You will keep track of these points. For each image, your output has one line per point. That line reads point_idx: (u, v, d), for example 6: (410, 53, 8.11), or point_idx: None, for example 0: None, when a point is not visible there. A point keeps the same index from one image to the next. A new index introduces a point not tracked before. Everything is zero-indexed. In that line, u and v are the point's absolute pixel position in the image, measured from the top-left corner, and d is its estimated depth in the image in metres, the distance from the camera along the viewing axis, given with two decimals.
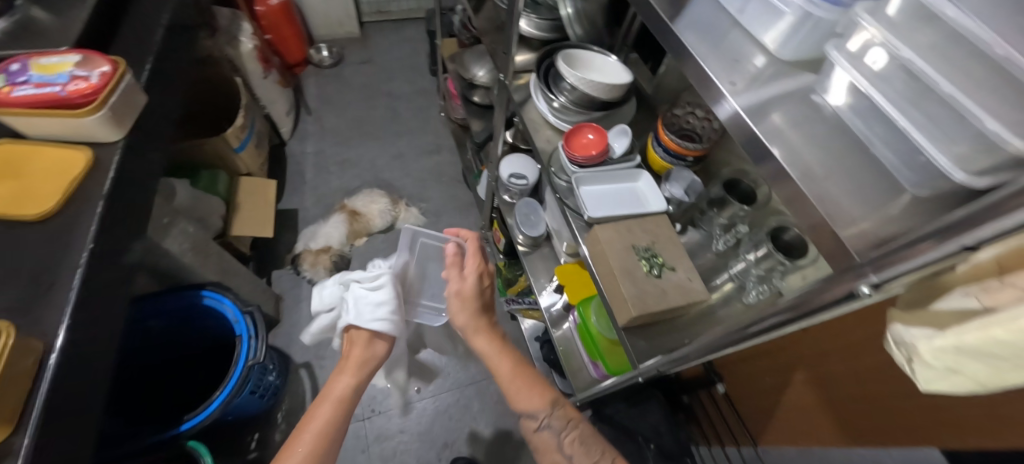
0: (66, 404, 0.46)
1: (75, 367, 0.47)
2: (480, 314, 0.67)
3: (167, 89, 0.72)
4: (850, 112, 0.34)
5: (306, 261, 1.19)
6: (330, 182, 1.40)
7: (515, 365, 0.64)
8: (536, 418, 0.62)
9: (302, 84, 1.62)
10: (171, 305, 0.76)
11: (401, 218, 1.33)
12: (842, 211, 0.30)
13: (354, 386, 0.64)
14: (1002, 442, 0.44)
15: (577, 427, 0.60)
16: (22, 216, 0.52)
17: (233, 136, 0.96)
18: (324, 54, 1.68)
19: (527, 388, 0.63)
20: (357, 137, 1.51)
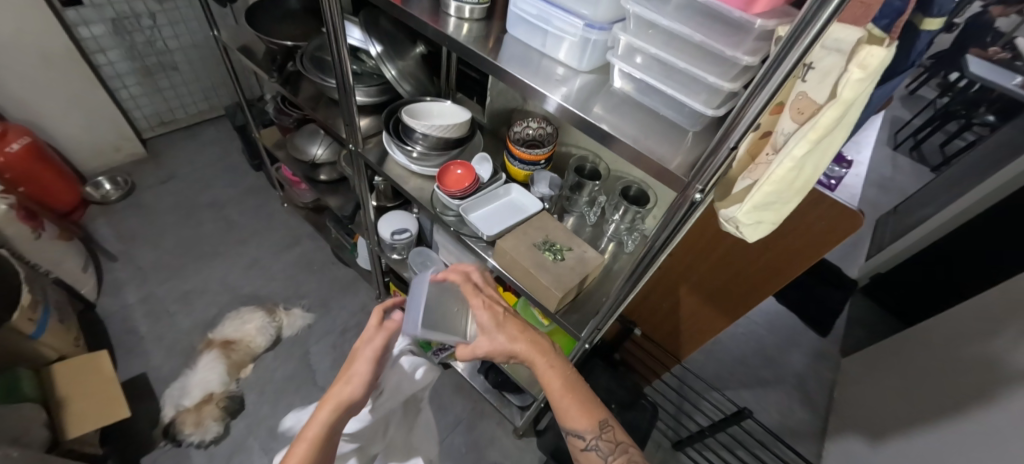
0: None
1: None
2: (520, 337, 0.58)
3: None
4: (637, 93, 0.49)
5: (187, 425, 0.99)
6: (178, 324, 1.17)
7: (565, 382, 0.55)
8: (583, 438, 0.53)
9: (89, 228, 1.31)
10: None
11: (286, 325, 1.20)
12: (662, 154, 0.43)
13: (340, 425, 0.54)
14: (807, 265, 0.71)
15: (624, 446, 0.52)
16: None
17: (26, 322, 0.76)
18: (107, 188, 1.41)
19: (575, 405, 0.54)
20: (191, 262, 1.30)
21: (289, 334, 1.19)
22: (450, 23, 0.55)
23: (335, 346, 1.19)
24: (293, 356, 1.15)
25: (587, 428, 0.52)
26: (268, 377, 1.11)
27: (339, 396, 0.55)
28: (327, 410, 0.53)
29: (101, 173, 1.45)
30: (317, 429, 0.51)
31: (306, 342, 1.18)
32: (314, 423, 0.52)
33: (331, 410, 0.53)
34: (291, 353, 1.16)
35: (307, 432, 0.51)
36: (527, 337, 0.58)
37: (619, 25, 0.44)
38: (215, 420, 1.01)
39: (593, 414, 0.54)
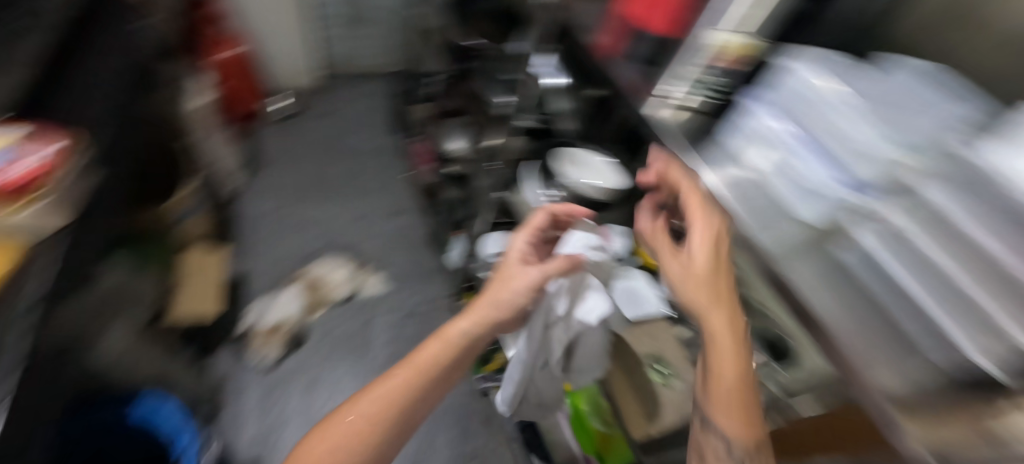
0: None
1: None
2: (720, 289, 0.43)
3: (103, 178, 0.68)
4: (880, 289, 0.35)
5: (256, 341, 1.10)
6: (282, 248, 1.29)
7: (738, 378, 0.39)
8: (719, 437, 0.39)
9: (258, 135, 1.54)
10: (107, 416, 0.75)
11: (364, 288, 1.24)
12: (859, 355, 0.33)
13: (481, 339, 0.56)
14: None
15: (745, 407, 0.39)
16: None
17: None
18: (282, 105, 1.62)
19: (732, 405, 0.39)
20: (315, 194, 1.43)
21: (363, 296, 1.23)
22: (664, 108, 0.56)
23: (393, 327, 1.19)
24: (357, 319, 1.19)
25: (736, 446, 0.38)
26: (330, 328, 1.16)
27: (484, 311, 0.56)
28: (466, 323, 0.55)
29: (286, 90, 1.68)
30: (456, 332, 0.54)
31: (372, 310, 1.21)
32: (454, 328, 0.55)
33: (478, 320, 0.55)
34: (356, 316, 1.19)
35: (447, 332, 0.54)
36: (722, 298, 0.42)
37: (895, 199, 0.36)
38: (277, 345, 1.10)
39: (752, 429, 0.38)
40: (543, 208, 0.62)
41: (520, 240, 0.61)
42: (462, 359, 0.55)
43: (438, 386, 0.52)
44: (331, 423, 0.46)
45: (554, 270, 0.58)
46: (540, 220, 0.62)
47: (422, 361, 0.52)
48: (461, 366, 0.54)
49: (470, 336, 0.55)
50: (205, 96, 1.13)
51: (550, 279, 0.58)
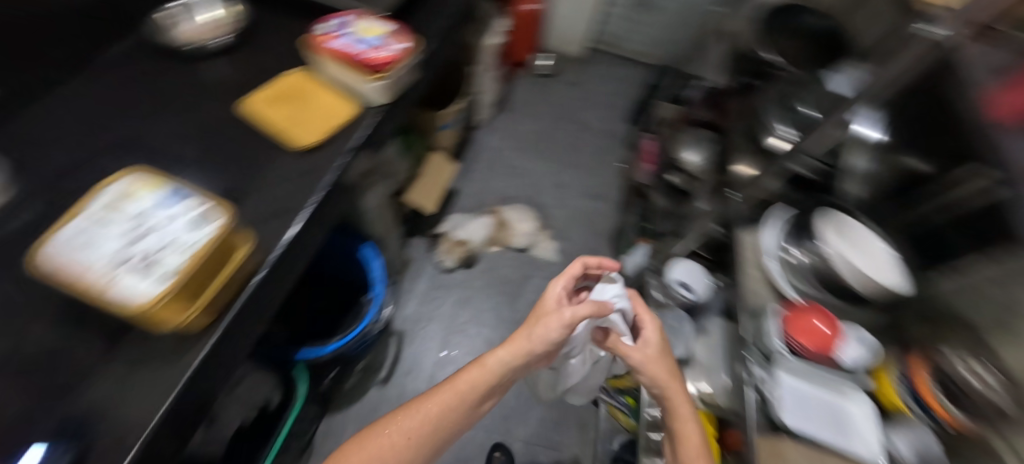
0: (264, 296, 0.61)
1: (265, 287, 0.60)
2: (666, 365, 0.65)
3: (419, 78, 0.85)
4: None
5: (443, 247, 1.28)
6: (492, 182, 1.45)
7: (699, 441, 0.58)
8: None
9: (515, 82, 1.73)
10: (347, 248, 0.97)
11: (538, 247, 1.33)
12: None
13: (512, 367, 0.63)
14: None
15: (686, 433, 0.60)
16: (291, 145, 0.67)
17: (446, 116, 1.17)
18: (544, 63, 1.77)
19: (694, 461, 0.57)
20: (535, 149, 1.55)
21: (534, 254, 1.32)
22: None
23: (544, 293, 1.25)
24: (520, 271, 1.28)
25: None
26: (497, 266, 1.29)
27: (523, 344, 0.63)
28: (500, 353, 0.63)
29: (552, 51, 1.83)
30: (492, 361, 0.63)
31: (534, 269, 1.29)
32: (491, 360, 0.63)
33: (509, 350, 0.63)
34: (520, 267, 1.29)
35: (484, 362, 0.63)
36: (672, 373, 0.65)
37: None
38: (455, 257, 1.27)
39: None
40: (576, 261, 0.72)
41: (558, 285, 0.69)
42: (496, 383, 0.63)
43: (468, 405, 0.62)
44: (373, 433, 0.58)
45: (585, 312, 0.63)
46: (575, 268, 0.73)
47: (455, 388, 0.62)
48: (493, 385, 0.63)
49: (502, 365, 0.63)
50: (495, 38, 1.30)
51: (580, 319, 0.63)
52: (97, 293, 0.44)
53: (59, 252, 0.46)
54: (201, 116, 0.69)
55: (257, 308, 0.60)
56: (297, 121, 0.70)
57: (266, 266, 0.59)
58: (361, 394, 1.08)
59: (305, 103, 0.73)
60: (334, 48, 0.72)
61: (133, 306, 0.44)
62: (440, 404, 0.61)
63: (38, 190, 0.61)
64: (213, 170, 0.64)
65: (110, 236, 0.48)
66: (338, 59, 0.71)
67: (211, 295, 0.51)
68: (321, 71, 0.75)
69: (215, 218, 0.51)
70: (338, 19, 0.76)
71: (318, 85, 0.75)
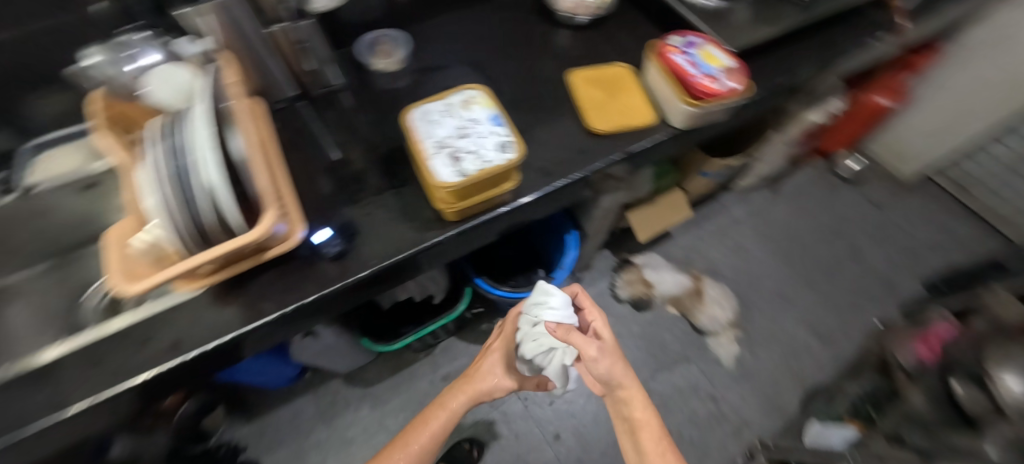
0: (493, 225, 0.70)
1: (498, 219, 0.68)
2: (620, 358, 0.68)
3: (725, 120, 0.81)
4: None
5: (626, 276, 1.25)
6: (709, 248, 1.33)
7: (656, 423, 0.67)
8: None
9: (801, 166, 1.49)
10: (558, 226, 1.02)
11: (718, 339, 1.19)
12: None
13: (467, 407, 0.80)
14: None
15: (647, 426, 0.67)
16: (587, 124, 0.73)
17: (714, 165, 1.09)
18: (851, 165, 1.47)
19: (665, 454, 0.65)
20: (778, 245, 1.35)
21: (709, 342, 1.19)
22: None
23: (688, 384, 1.15)
24: (685, 348, 1.18)
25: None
26: (665, 327, 1.21)
27: (477, 390, 0.81)
28: (461, 400, 0.80)
29: (869, 157, 1.51)
30: (456, 405, 0.79)
31: (695, 353, 1.18)
32: (455, 403, 0.80)
33: (464, 397, 0.81)
34: (682, 342, 1.19)
35: (450, 407, 0.79)
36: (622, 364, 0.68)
37: None
38: (630, 292, 1.24)
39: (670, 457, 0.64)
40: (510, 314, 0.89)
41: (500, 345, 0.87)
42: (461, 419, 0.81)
43: (441, 437, 0.76)
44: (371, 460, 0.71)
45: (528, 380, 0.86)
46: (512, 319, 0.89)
47: (429, 428, 0.75)
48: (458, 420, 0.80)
49: (461, 407, 0.80)
50: (817, 116, 1.13)
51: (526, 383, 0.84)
52: (421, 158, 0.57)
53: (418, 116, 0.60)
54: (539, 71, 0.83)
55: (484, 230, 0.69)
56: (602, 108, 0.76)
57: (511, 205, 0.67)
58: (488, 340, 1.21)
59: (617, 95, 0.77)
60: (671, 61, 0.72)
61: (436, 181, 0.55)
62: (425, 440, 0.74)
63: (418, 72, 0.82)
64: (521, 114, 0.76)
65: (448, 123, 0.59)
66: (667, 72, 0.72)
67: (465, 204, 0.61)
68: (646, 76, 0.77)
69: (511, 152, 0.57)
70: (689, 37, 0.75)
71: (635, 87, 0.78)
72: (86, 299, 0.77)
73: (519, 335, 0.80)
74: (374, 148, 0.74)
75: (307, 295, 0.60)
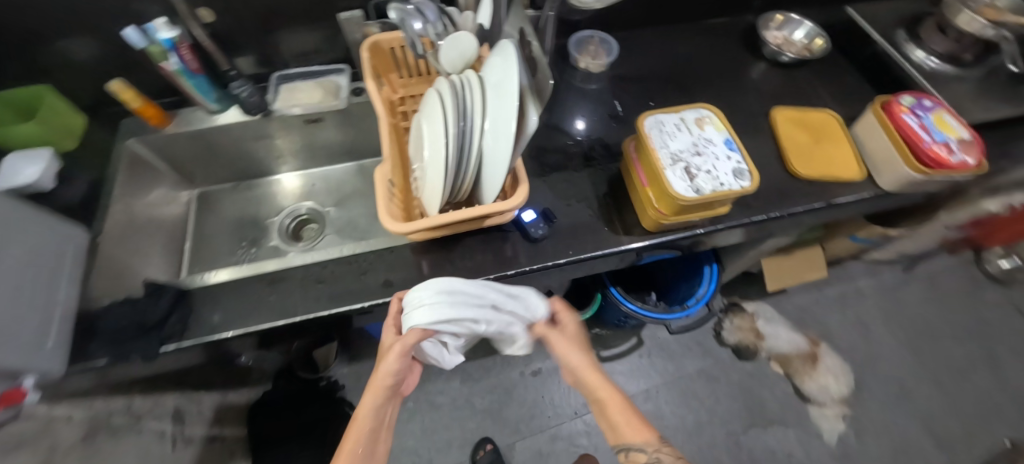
0: (672, 248, 0.69)
1: (683, 242, 0.67)
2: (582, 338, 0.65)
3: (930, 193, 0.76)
4: None
5: (736, 321, 1.22)
6: (825, 313, 1.26)
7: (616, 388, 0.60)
8: (643, 452, 0.56)
9: (942, 253, 1.38)
10: (696, 264, 0.98)
11: (822, 412, 1.12)
12: None
13: (381, 409, 0.53)
14: None
15: (614, 400, 0.58)
16: (791, 165, 0.72)
17: (870, 232, 1.03)
18: (1003, 265, 1.34)
19: (636, 424, 0.57)
20: (902, 329, 1.25)
21: (811, 413, 1.12)
22: None
23: (781, 449, 1.09)
24: (784, 412, 1.13)
25: (645, 442, 0.56)
26: (766, 383, 1.16)
27: (378, 383, 0.51)
28: (369, 398, 0.52)
29: None
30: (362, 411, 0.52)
31: (793, 418, 1.12)
32: (361, 409, 0.52)
33: (371, 393, 0.52)
34: (780, 404, 1.14)
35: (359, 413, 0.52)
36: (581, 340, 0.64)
37: None
38: (736, 338, 1.20)
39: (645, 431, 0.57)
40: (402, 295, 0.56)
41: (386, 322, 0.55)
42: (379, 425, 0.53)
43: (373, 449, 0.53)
44: None
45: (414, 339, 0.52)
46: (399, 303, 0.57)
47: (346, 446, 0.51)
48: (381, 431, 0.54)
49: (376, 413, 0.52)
50: (997, 206, 1.04)
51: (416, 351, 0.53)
52: (655, 165, 0.57)
53: (653, 124, 0.61)
54: (738, 102, 0.82)
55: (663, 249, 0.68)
56: (807, 152, 0.73)
57: (705, 230, 0.66)
58: None
59: (822, 143, 0.75)
60: (900, 120, 0.69)
61: (670, 190, 0.55)
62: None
63: (615, 78, 0.84)
64: None
65: (682, 137, 0.60)
66: (893, 130, 0.69)
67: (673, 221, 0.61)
68: (858, 130, 0.75)
69: (745, 180, 0.56)
70: (921, 100, 0.72)
71: (842, 140, 0.76)
72: (276, 220, 0.86)
73: (478, 317, 0.54)
74: (569, 142, 0.75)
75: (506, 270, 0.62)
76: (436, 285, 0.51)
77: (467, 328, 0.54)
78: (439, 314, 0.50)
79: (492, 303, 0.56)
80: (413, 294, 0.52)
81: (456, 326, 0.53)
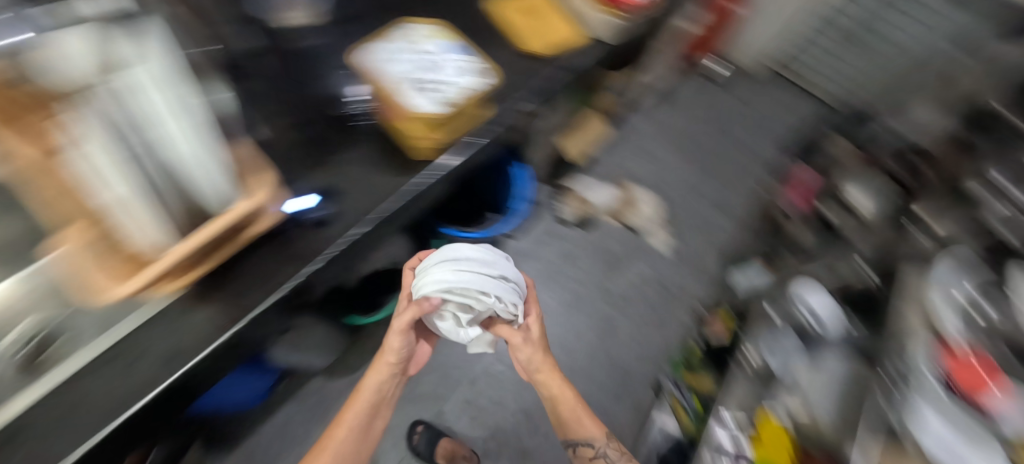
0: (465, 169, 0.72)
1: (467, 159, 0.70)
2: (545, 358, 0.79)
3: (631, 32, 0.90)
4: None
5: (568, 200, 1.36)
6: (627, 161, 1.49)
7: (573, 398, 0.81)
8: (593, 445, 0.82)
9: (679, 78, 1.72)
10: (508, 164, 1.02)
11: (653, 236, 1.35)
12: None
13: (387, 384, 0.76)
14: None
15: (564, 397, 0.81)
16: (523, 47, 0.77)
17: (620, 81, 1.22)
18: (716, 70, 1.74)
19: (586, 423, 0.82)
20: (678, 145, 1.55)
21: (646, 240, 1.34)
22: None
23: (640, 278, 1.29)
24: (630, 250, 1.32)
25: (598, 439, 0.81)
26: (609, 237, 1.34)
27: (385, 358, 0.73)
28: (371, 379, 0.75)
29: (728, 62, 1.79)
30: (366, 385, 0.75)
31: (637, 252, 1.32)
32: (367, 384, 0.75)
33: (376, 370, 0.74)
34: (625, 246, 1.33)
35: (359, 395, 0.75)
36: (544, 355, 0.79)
37: None
38: (573, 214, 1.35)
39: (599, 431, 0.82)
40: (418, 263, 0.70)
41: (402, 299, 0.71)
42: (377, 396, 0.76)
43: (368, 415, 0.76)
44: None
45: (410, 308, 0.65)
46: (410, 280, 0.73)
47: (350, 418, 0.74)
48: (377, 406, 0.77)
49: (376, 389, 0.75)
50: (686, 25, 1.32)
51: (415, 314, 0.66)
52: (388, 92, 0.61)
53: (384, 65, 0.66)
54: (461, 4, 0.83)
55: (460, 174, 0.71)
56: (532, 30, 0.80)
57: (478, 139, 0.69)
58: None
59: (542, 20, 0.82)
60: None
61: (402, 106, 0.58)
62: (342, 433, 0.73)
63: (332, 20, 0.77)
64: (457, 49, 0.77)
65: (406, 61, 0.64)
66: None
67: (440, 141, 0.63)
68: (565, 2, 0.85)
69: (475, 76, 0.61)
70: None
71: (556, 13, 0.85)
72: None
73: (473, 286, 0.61)
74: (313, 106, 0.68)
75: (310, 263, 0.57)
76: (447, 255, 0.63)
77: (479, 300, 0.62)
78: (456, 279, 0.61)
79: (503, 276, 0.65)
80: (431, 260, 0.65)
81: (462, 294, 0.61)
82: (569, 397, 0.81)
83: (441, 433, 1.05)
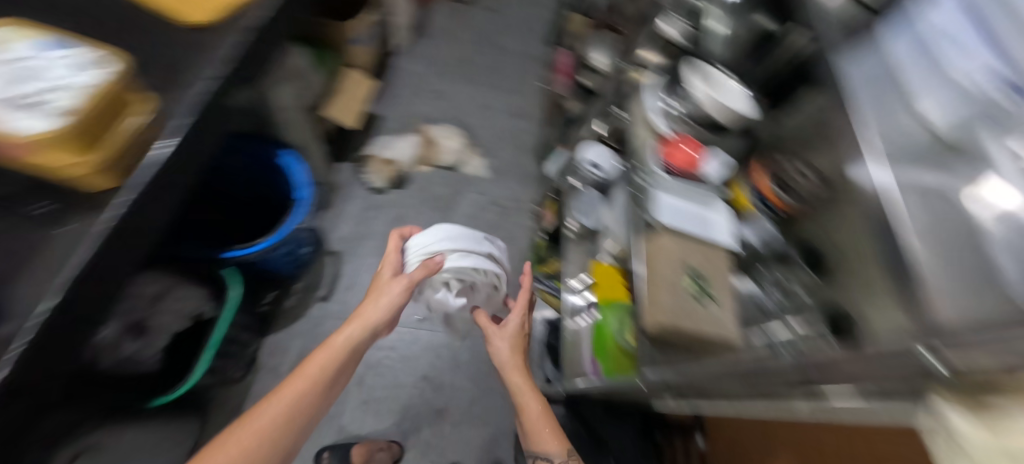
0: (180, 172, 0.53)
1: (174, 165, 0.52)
2: (519, 354, 0.81)
3: None
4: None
5: (372, 167, 1.31)
6: (415, 106, 1.47)
7: (540, 409, 0.73)
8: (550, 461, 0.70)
9: (430, 9, 1.71)
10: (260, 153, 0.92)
11: (467, 164, 1.39)
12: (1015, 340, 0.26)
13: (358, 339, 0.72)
14: None
15: (529, 406, 0.74)
16: (178, 21, 0.57)
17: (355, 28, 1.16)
18: None
19: (547, 434, 0.71)
20: (456, 73, 1.57)
21: (464, 171, 1.37)
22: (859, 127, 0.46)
23: (474, 206, 1.33)
24: (453, 187, 1.34)
25: (559, 450, 0.69)
26: (428, 183, 1.33)
27: (367, 314, 0.72)
28: (352, 328, 0.71)
29: None
30: (339, 340, 0.70)
31: (461, 185, 1.35)
32: (341, 339, 0.70)
33: (358, 326, 0.71)
34: (447, 185, 1.34)
35: (335, 341, 0.70)
36: (516, 355, 0.81)
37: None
38: (383, 178, 1.30)
39: (562, 445, 0.70)
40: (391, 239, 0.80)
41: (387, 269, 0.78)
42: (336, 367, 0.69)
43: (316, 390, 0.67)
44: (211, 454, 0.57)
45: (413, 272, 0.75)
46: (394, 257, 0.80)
47: (294, 389, 0.65)
48: (328, 378, 0.68)
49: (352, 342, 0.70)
50: None
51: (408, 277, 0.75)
52: None
53: None
54: None
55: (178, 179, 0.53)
56: None
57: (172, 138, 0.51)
58: (302, 310, 1.10)
59: None
60: None
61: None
62: (299, 385, 0.65)
63: None
64: None
65: None
66: None
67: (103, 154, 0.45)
68: None
69: (106, 64, 0.46)
70: None
71: None
72: None
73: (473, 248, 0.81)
74: None
75: (6, 352, 0.37)
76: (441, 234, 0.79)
77: (475, 263, 0.78)
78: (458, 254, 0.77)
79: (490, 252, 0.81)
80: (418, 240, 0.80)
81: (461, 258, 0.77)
82: (531, 408, 0.73)
83: (350, 443, 1.00)
